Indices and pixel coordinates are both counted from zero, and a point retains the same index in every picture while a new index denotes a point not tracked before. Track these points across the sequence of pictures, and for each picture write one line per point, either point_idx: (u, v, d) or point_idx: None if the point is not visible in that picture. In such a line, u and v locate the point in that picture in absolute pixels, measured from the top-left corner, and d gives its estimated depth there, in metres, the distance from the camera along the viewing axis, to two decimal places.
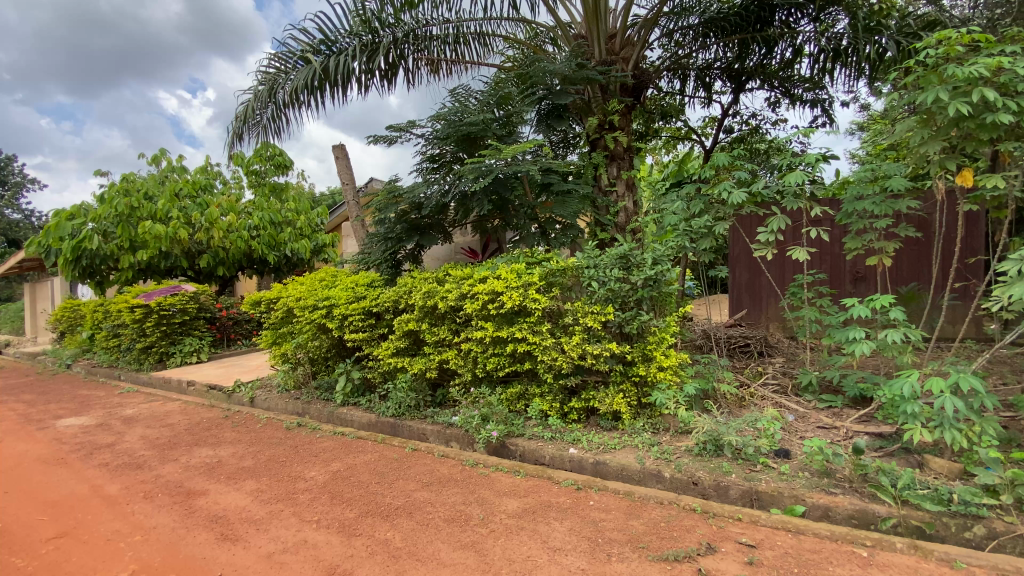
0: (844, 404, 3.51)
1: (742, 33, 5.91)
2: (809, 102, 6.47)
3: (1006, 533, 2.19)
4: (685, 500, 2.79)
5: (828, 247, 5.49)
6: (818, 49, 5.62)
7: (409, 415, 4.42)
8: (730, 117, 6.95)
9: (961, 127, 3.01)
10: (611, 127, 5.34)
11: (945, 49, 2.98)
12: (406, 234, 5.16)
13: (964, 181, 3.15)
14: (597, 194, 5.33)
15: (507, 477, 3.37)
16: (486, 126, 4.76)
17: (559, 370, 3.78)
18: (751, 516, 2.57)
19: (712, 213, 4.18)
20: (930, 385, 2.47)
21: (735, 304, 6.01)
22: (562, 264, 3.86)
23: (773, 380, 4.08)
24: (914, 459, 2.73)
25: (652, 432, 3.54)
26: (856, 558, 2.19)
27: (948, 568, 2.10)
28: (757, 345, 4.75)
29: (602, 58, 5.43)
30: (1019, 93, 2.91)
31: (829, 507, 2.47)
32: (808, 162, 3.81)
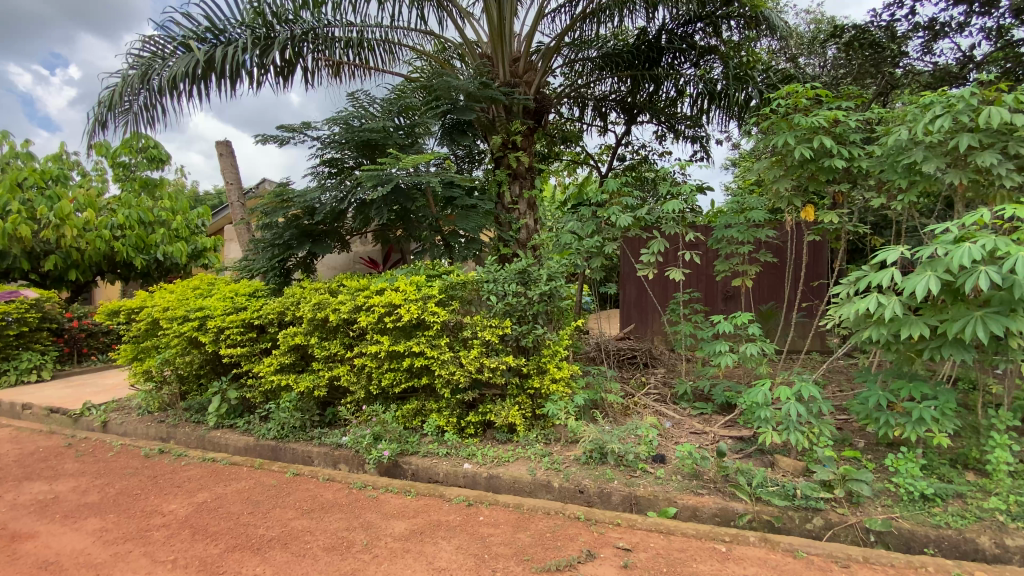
0: (713, 411, 3.86)
1: (633, 69, 6.43)
2: (689, 137, 7.14)
3: (839, 523, 2.49)
4: (571, 509, 2.88)
5: (702, 268, 6.05)
6: (697, 91, 6.29)
7: (294, 436, 4.08)
8: (623, 146, 7.46)
9: (806, 168, 3.51)
10: (514, 147, 5.47)
11: (794, 101, 3.47)
12: (297, 241, 4.83)
13: (807, 217, 3.74)
14: (500, 210, 5.41)
15: (397, 498, 3.23)
16: (388, 134, 4.64)
17: (456, 385, 3.74)
18: (629, 520, 2.70)
19: (603, 234, 4.45)
20: (779, 392, 2.82)
21: (625, 319, 6.41)
22: (462, 277, 3.84)
23: (654, 390, 4.40)
24: (767, 459, 3.05)
25: (544, 443, 3.61)
26: (716, 553, 2.39)
27: (790, 557, 2.35)
28: (643, 357, 5.11)
29: (506, 79, 5.58)
30: (849, 144, 3.44)
31: (696, 507, 2.69)
32: (686, 192, 4.21)
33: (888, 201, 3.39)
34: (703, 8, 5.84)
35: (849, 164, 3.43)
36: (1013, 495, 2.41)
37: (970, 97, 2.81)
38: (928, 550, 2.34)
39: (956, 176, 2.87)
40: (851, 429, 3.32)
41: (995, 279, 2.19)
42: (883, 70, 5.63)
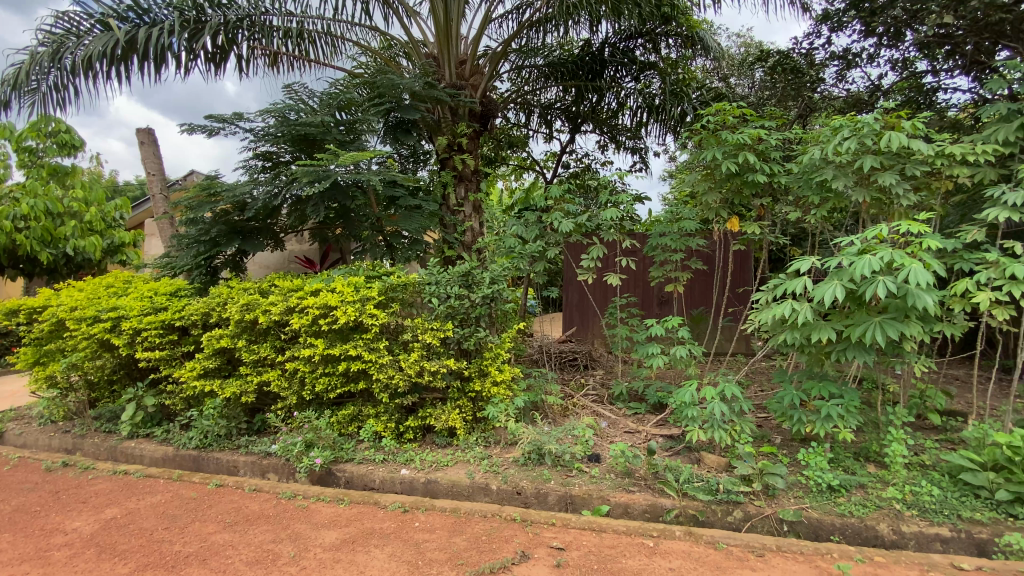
0: (646, 411, 4.02)
1: (577, 80, 6.62)
2: (630, 149, 7.39)
3: (756, 515, 2.65)
4: (507, 511, 2.89)
5: (639, 274, 6.27)
6: (637, 104, 6.58)
7: (218, 445, 3.85)
8: (567, 154, 7.62)
9: (733, 182, 3.74)
10: (459, 149, 5.45)
11: (721, 118, 3.70)
12: (226, 237, 4.57)
13: (732, 227, 3.97)
14: (445, 212, 5.36)
15: (328, 508, 3.12)
16: (328, 129, 4.49)
17: (394, 389, 3.66)
18: (563, 520, 2.75)
19: (546, 239, 4.52)
20: (704, 392, 2.99)
21: (567, 322, 6.55)
22: (402, 278, 3.76)
23: (593, 391, 4.52)
24: (694, 456, 3.21)
25: (483, 446, 3.61)
26: (644, 549, 2.47)
27: (712, 548, 2.47)
28: (583, 358, 5.24)
29: (452, 81, 5.56)
30: (771, 161, 3.70)
31: (628, 504, 2.80)
32: (624, 200, 4.36)
33: (804, 215, 3.67)
34: (643, 26, 6.10)
35: (771, 179, 3.68)
36: (907, 485, 2.64)
37: (874, 123, 3.08)
38: (834, 538, 2.52)
39: (862, 194, 3.15)
40: (770, 427, 3.54)
41: (891, 288, 2.41)
42: (803, 94, 5.93)
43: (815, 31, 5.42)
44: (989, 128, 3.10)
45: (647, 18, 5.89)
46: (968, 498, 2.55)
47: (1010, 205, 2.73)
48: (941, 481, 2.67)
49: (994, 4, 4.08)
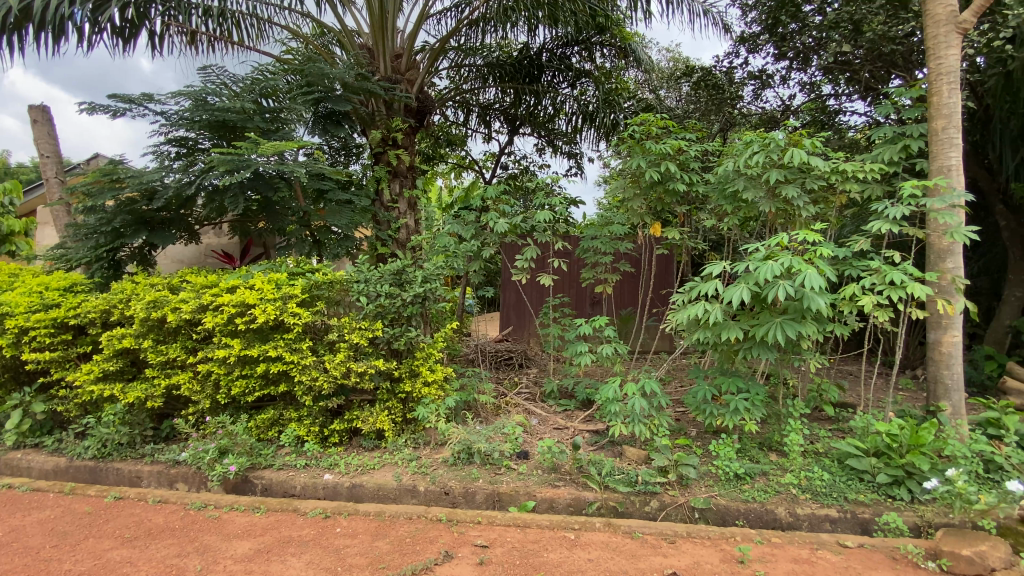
0: (575, 407, 4.14)
1: (515, 82, 6.68)
2: (566, 153, 7.57)
3: (670, 505, 2.80)
4: (433, 511, 2.87)
5: (572, 275, 6.44)
6: (573, 110, 6.75)
7: (119, 455, 3.53)
8: (505, 155, 7.68)
9: (657, 189, 3.94)
10: (394, 144, 5.31)
11: (646, 128, 3.88)
12: (131, 228, 4.21)
13: (655, 232, 4.18)
14: (378, 208, 5.22)
15: (243, 517, 2.95)
16: (250, 116, 4.23)
17: (319, 392, 3.53)
18: (488, 517, 2.77)
19: (481, 239, 4.53)
20: (627, 389, 3.14)
21: (503, 321, 6.60)
22: (328, 276, 3.62)
23: (525, 389, 4.58)
24: (617, 450, 3.36)
25: (412, 448, 3.55)
26: (565, 541, 2.54)
27: (629, 538, 2.57)
28: (519, 357, 5.30)
29: (387, 74, 5.43)
30: (692, 171, 3.93)
31: (552, 499, 2.88)
32: (557, 203, 4.46)
33: (720, 222, 3.93)
34: (579, 35, 6.33)
35: (691, 188, 3.92)
36: (802, 471, 2.87)
37: (781, 139, 3.35)
38: (739, 522, 2.71)
39: (769, 205, 3.43)
40: (687, 420, 3.77)
41: (789, 291, 2.63)
42: (724, 109, 6.30)
43: (734, 50, 5.82)
44: (879, 148, 3.43)
45: (583, 27, 6.12)
46: (854, 482, 2.78)
47: (891, 218, 3.00)
48: (831, 466, 2.90)
49: (885, 38, 4.47)
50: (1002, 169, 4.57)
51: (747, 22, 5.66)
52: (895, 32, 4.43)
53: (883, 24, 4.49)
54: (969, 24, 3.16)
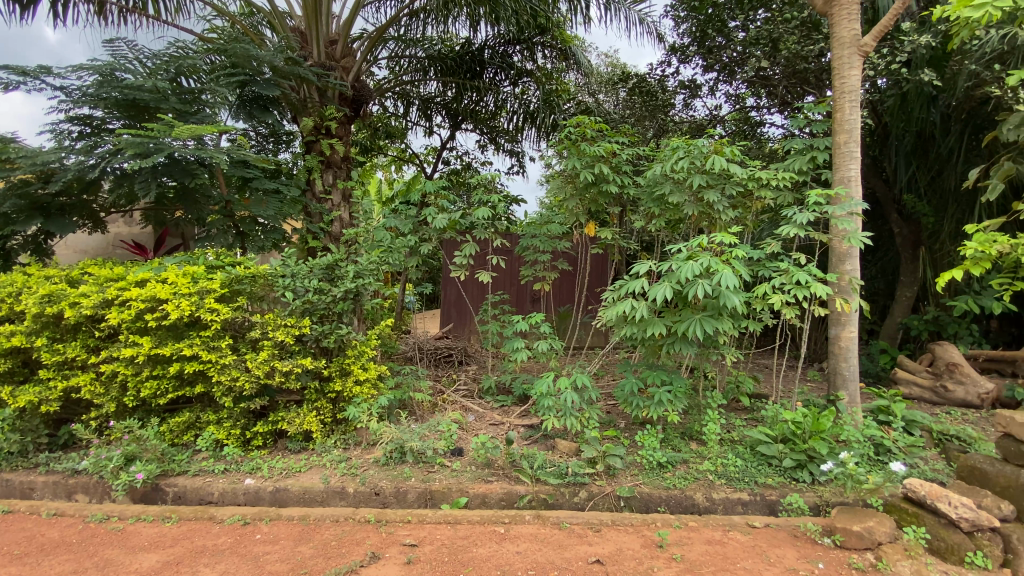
0: (512, 403, 4.19)
1: (456, 77, 6.62)
2: (508, 151, 7.61)
3: (598, 495, 2.89)
4: (362, 512, 2.80)
5: (511, 272, 6.49)
6: (515, 109, 6.83)
7: (6, 466, 3.18)
8: (447, 150, 7.59)
9: (591, 190, 4.06)
10: (328, 133, 5.09)
11: (581, 130, 3.99)
12: (24, 214, 3.80)
13: (590, 232, 4.30)
14: (310, 199, 5.00)
15: (151, 528, 2.74)
16: (165, 97, 3.93)
17: (240, 392, 3.34)
18: (419, 516, 2.73)
19: (419, 234, 4.46)
20: (560, 383, 3.22)
21: (444, 318, 6.52)
22: (251, 270, 3.41)
23: (464, 386, 4.57)
24: (549, 443, 3.45)
25: (342, 449, 3.45)
26: (494, 535, 2.55)
27: (557, 529, 2.62)
28: (458, 355, 5.28)
29: (320, 60, 5.20)
30: (624, 173, 4.08)
31: (485, 495, 2.90)
32: (495, 201, 4.47)
33: (650, 223, 4.10)
34: (521, 34, 6.36)
35: (622, 190, 4.08)
36: (718, 458, 3.06)
37: (704, 147, 3.55)
38: (661, 508, 2.85)
39: (693, 208, 3.62)
40: (617, 413, 3.91)
41: (707, 290, 2.79)
42: (657, 116, 6.55)
43: (667, 60, 6.07)
44: (791, 158, 3.70)
45: (525, 26, 6.16)
46: (763, 466, 2.99)
47: (799, 222, 3.23)
48: (744, 453, 3.11)
49: (798, 56, 4.82)
50: (897, 181, 5.05)
51: (679, 33, 5.93)
52: (807, 51, 4.78)
53: (796, 43, 4.80)
54: (870, 46, 3.45)
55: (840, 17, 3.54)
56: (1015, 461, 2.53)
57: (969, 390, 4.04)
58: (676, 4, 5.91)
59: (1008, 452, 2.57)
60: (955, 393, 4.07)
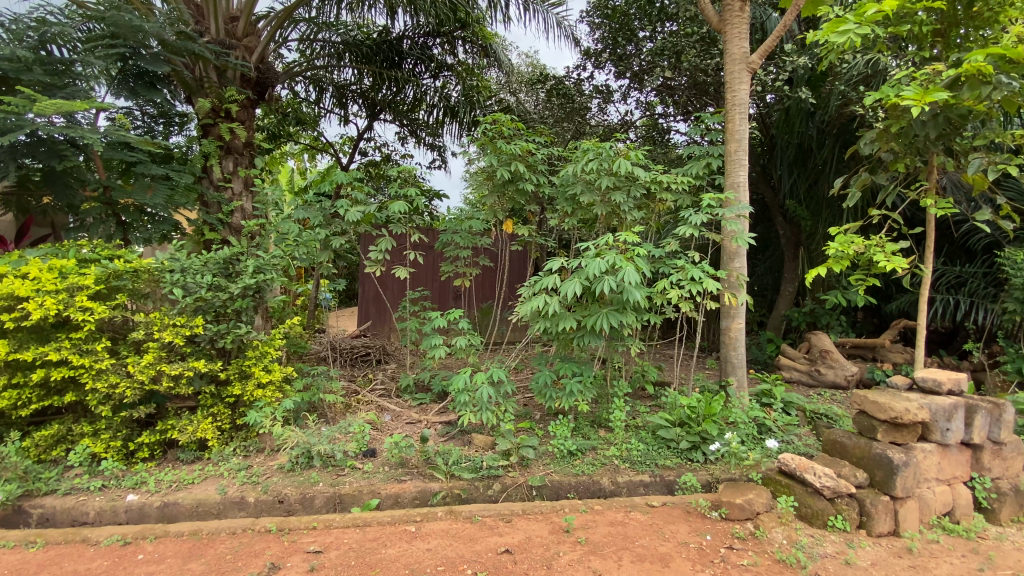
0: (430, 400, 4.14)
1: (373, 65, 6.30)
2: (429, 144, 7.52)
3: (510, 486, 2.95)
4: (262, 522, 2.64)
5: (430, 269, 6.41)
6: (436, 103, 6.79)
7: None
8: (364, 140, 7.34)
9: (508, 188, 4.12)
10: (227, 116, 4.71)
11: (497, 127, 4.04)
12: None
13: (508, 229, 4.36)
14: (206, 186, 4.61)
15: (8, 556, 2.40)
16: (28, 67, 3.44)
17: (120, 400, 3.01)
18: (325, 521, 2.63)
19: (330, 227, 4.25)
20: (476, 378, 3.23)
21: (362, 316, 6.26)
22: (132, 264, 3.09)
23: (380, 385, 4.44)
24: (466, 438, 3.46)
25: (241, 457, 3.23)
26: (405, 535, 2.51)
27: (468, 523, 2.64)
28: (376, 353, 5.13)
29: (218, 37, 4.80)
30: (539, 172, 4.19)
31: (397, 494, 2.85)
32: (411, 195, 4.38)
33: (565, 221, 4.23)
34: (441, 27, 6.25)
35: (538, 188, 4.19)
36: (623, 444, 3.24)
37: (612, 149, 3.72)
38: (571, 495, 2.96)
39: (602, 207, 3.79)
40: (534, 406, 4.00)
41: (612, 285, 2.94)
42: (575, 118, 6.66)
43: (582, 64, 6.27)
44: (690, 163, 3.98)
45: (444, 20, 6.05)
46: (663, 449, 3.21)
47: (695, 223, 3.49)
48: (646, 438, 3.31)
49: (698, 68, 5.22)
50: (781, 188, 5.61)
51: (594, 39, 6.13)
52: (706, 65, 5.19)
53: (696, 57, 5.19)
54: (756, 63, 3.78)
55: (731, 36, 3.85)
56: (868, 434, 2.68)
57: (837, 373, 4.55)
58: (591, 11, 6.11)
59: (862, 425, 2.72)
60: (827, 375, 4.57)
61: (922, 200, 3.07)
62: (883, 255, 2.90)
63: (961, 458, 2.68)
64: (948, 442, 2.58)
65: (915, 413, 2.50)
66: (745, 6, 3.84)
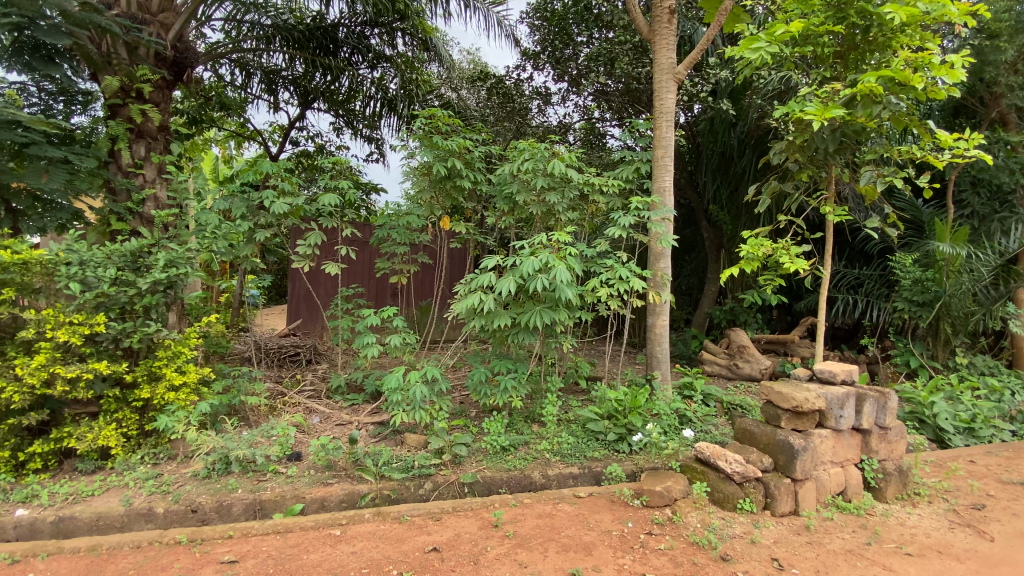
0: (363, 401, 4.03)
1: (306, 51, 6.05)
2: (366, 137, 7.30)
3: (443, 484, 2.94)
4: (171, 533, 2.47)
5: (365, 265, 6.24)
6: (374, 94, 6.60)
7: None
8: (296, 129, 7.01)
9: (445, 184, 4.10)
10: (139, 97, 4.34)
11: (434, 122, 3.99)
12: None
13: (444, 225, 4.33)
14: (113, 172, 4.22)
15: None
16: None
17: (6, 406, 2.72)
18: (243, 529, 2.50)
19: (254, 220, 4.02)
20: (410, 377, 3.17)
21: (292, 314, 5.99)
22: (21, 256, 2.79)
23: (309, 386, 4.27)
24: (398, 438, 3.41)
25: (151, 464, 3.01)
26: (329, 539, 2.44)
27: (397, 523, 2.60)
28: (306, 353, 4.89)
29: (129, 10, 4.41)
30: (477, 170, 4.19)
31: (324, 498, 2.76)
32: (344, 189, 4.23)
33: (502, 220, 4.26)
34: (378, 17, 6.09)
35: (475, 185, 4.19)
36: (555, 437, 3.32)
37: (547, 150, 3.79)
38: (502, 490, 2.99)
39: (537, 207, 3.85)
40: (469, 403, 4.00)
41: (544, 283, 3.00)
42: (515, 117, 6.72)
43: (522, 64, 6.32)
44: (621, 167, 4.13)
45: (383, 10, 5.91)
46: (592, 441, 3.32)
47: (624, 224, 3.62)
48: (577, 431, 3.41)
49: (631, 75, 5.44)
50: (706, 194, 5.95)
51: (532, 41, 6.21)
52: (638, 72, 5.41)
53: (629, 64, 5.40)
54: (682, 74, 3.98)
55: (660, 45, 4.03)
56: (773, 422, 2.90)
57: (752, 366, 4.89)
58: (530, 12, 6.18)
59: (768, 414, 2.93)
60: (743, 368, 4.90)
61: (823, 208, 3.35)
62: (788, 257, 3.15)
63: (852, 442, 2.96)
64: (841, 427, 2.84)
65: (813, 401, 2.74)
66: (672, 18, 4.03)
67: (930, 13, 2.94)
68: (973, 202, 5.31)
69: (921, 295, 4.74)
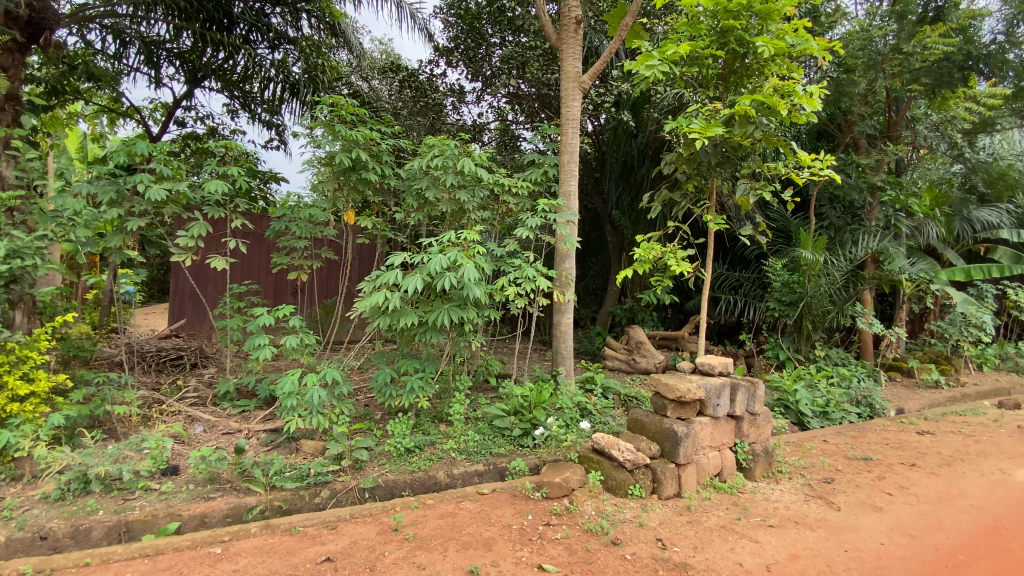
0: (255, 407, 3.76)
1: (192, 23, 5.45)
2: (265, 122, 6.78)
3: (341, 491, 2.84)
4: (11, 565, 2.14)
5: (260, 261, 5.82)
6: (276, 77, 6.15)
7: None
8: (182, 109, 6.35)
9: (350, 177, 3.92)
10: None
11: (338, 110, 3.80)
12: None
13: (347, 219, 4.16)
14: None
15: None
16: None
17: None
18: (103, 555, 2.22)
19: (127, 206, 3.58)
20: (307, 379, 3.00)
21: (174, 313, 5.41)
22: None
23: (193, 393, 3.89)
24: (293, 446, 3.23)
25: None
26: (208, 559, 2.24)
27: (287, 535, 2.46)
28: (191, 356, 4.47)
29: None
30: (384, 164, 4.06)
31: (205, 514, 2.54)
32: (237, 177, 3.91)
33: (410, 216, 4.17)
34: None
35: (383, 179, 4.05)
36: (460, 436, 3.33)
37: (457, 148, 3.77)
38: (405, 493, 2.94)
39: (445, 204, 3.82)
40: (373, 406, 3.89)
41: (451, 281, 2.99)
42: (428, 112, 6.61)
43: (435, 59, 6.25)
44: (529, 169, 4.23)
45: None
46: (497, 438, 3.38)
47: (531, 225, 3.70)
48: (483, 428, 3.45)
49: (541, 81, 5.61)
50: (609, 199, 6.27)
51: (446, 37, 6.15)
52: (547, 78, 5.59)
53: (539, 70, 5.58)
54: (587, 83, 4.15)
55: (567, 54, 4.18)
56: (661, 411, 3.14)
57: (648, 361, 5.23)
58: (444, 8, 6.11)
59: (657, 405, 3.16)
60: (640, 363, 5.23)
61: (706, 215, 3.67)
62: (674, 260, 3.42)
63: (728, 428, 3.27)
64: (718, 415, 3.13)
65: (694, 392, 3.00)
66: (578, 28, 4.18)
67: (796, 46, 3.35)
68: (831, 215, 6.11)
69: (788, 295, 5.36)
